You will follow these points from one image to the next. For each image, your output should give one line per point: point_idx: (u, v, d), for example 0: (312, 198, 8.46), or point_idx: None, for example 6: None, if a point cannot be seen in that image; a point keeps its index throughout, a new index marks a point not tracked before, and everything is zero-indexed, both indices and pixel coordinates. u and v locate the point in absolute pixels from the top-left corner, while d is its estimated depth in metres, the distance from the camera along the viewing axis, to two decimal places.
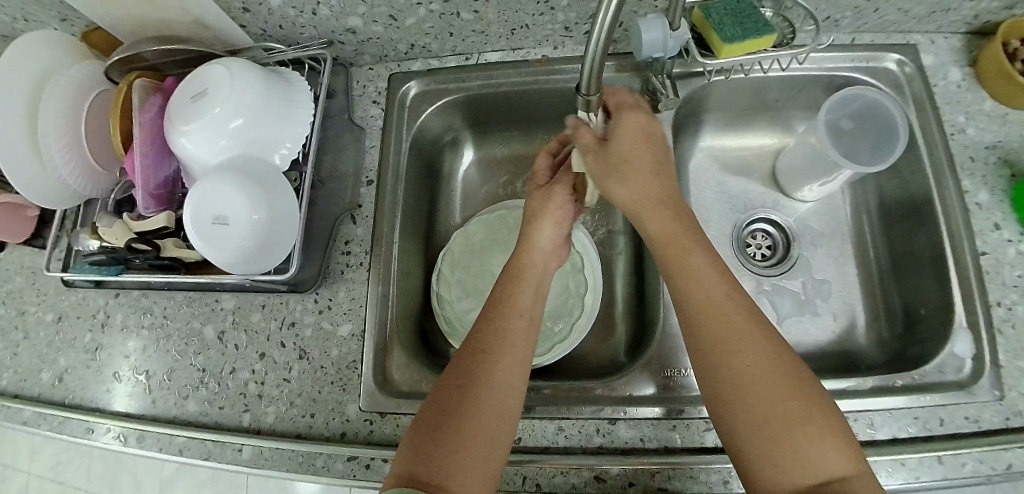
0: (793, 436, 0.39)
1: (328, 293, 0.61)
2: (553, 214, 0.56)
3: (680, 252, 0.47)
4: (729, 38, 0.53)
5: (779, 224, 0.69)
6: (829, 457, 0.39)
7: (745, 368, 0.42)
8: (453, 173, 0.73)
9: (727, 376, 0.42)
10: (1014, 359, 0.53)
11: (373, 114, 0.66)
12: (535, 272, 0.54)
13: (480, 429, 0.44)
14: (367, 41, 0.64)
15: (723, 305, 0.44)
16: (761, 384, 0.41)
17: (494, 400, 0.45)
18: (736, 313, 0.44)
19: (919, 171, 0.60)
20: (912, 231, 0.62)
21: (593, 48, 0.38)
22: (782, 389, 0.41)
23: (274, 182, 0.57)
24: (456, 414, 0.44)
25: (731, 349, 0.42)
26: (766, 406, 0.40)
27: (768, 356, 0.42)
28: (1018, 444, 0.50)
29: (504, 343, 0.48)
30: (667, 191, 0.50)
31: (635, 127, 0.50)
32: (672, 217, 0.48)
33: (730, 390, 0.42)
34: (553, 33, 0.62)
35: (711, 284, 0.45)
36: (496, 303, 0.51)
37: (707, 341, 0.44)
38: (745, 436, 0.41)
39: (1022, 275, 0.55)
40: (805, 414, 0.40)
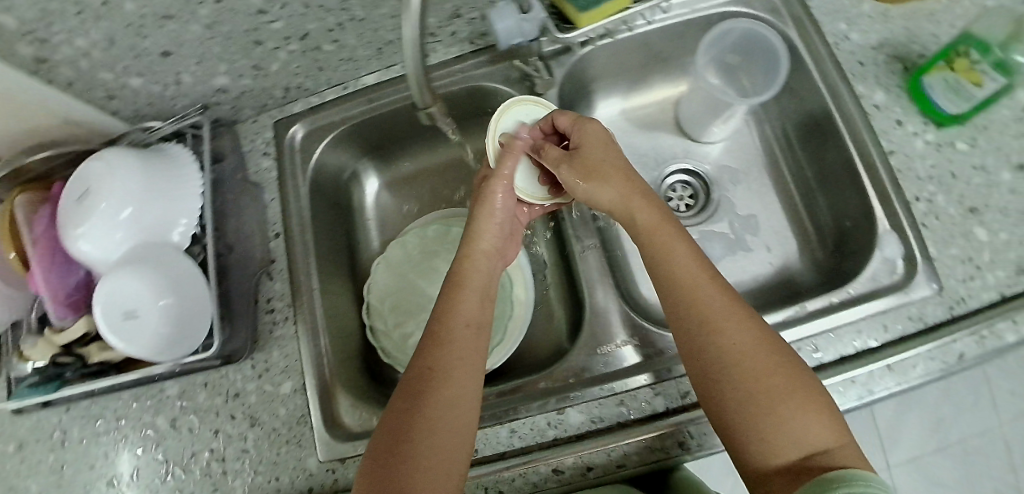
0: (776, 410, 0.41)
1: (262, 356, 0.60)
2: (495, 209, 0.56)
3: (662, 246, 0.49)
4: (581, 7, 0.53)
5: (696, 172, 0.68)
6: (812, 429, 0.40)
7: (729, 340, 0.44)
8: (364, 201, 0.72)
9: (714, 358, 0.44)
10: (944, 249, 0.53)
11: (266, 167, 0.64)
12: (476, 276, 0.53)
13: (436, 452, 0.43)
14: (242, 96, 0.63)
15: (707, 291, 0.46)
16: (741, 363, 0.43)
17: (441, 422, 0.44)
18: (719, 293, 0.46)
19: (811, 85, 0.59)
20: (820, 147, 0.61)
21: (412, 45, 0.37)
22: (766, 366, 0.42)
23: (178, 262, 0.56)
24: (406, 441, 0.43)
25: (712, 326, 0.44)
26: (749, 382, 0.42)
27: (752, 333, 0.44)
28: (964, 333, 0.50)
29: (449, 359, 0.47)
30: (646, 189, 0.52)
31: (600, 137, 0.53)
32: (655, 210, 0.51)
33: (717, 370, 0.43)
34: (422, 41, 0.60)
35: (690, 269, 0.47)
36: (438, 318, 0.51)
37: (696, 324, 0.45)
38: (731, 408, 0.42)
39: (933, 165, 0.55)
40: (786, 387, 0.41)
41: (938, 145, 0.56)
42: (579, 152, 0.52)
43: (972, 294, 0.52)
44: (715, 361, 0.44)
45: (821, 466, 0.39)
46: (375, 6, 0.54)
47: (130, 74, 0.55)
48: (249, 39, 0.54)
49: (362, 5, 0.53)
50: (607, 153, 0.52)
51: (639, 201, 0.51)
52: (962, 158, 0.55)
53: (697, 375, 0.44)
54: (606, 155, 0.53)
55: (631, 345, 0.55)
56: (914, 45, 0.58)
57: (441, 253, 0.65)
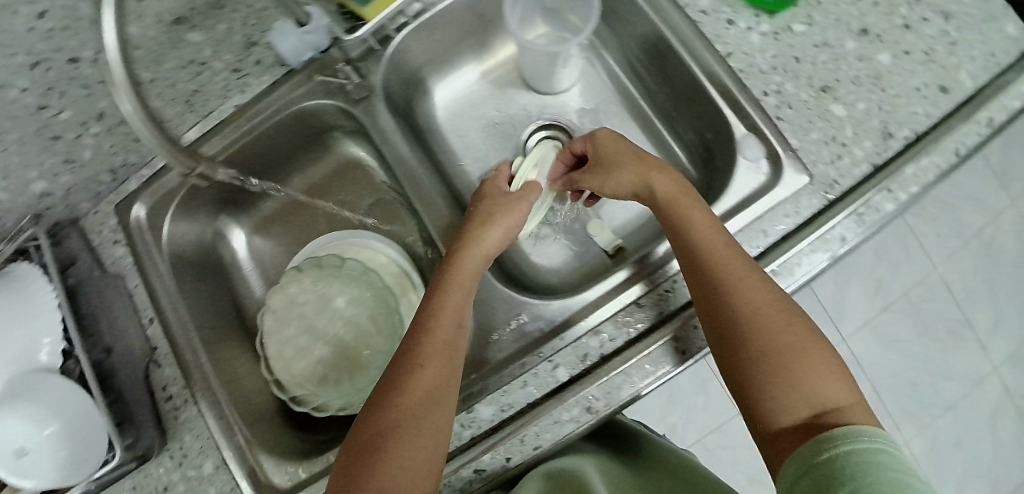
0: (796, 367, 0.41)
1: (177, 444, 0.58)
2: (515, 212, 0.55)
3: (688, 214, 0.49)
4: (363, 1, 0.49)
5: (558, 123, 0.65)
6: (829, 387, 0.41)
7: (750, 298, 0.43)
8: (236, 257, 0.70)
9: (744, 316, 0.43)
10: (805, 136, 0.51)
11: (120, 254, 0.61)
12: (468, 276, 0.51)
13: (408, 461, 0.41)
14: (68, 192, 0.59)
15: (735, 253, 0.46)
16: (768, 321, 0.43)
17: (419, 428, 0.42)
18: (739, 255, 0.46)
19: (634, 8, 0.57)
20: (663, 69, 0.59)
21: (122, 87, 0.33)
22: (786, 327, 0.43)
23: (53, 382, 0.53)
24: (377, 450, 0.41)
25: (733, 284, 0.44)
26: (772, 340, 0.42)
27: (775, 296, 0.44)
28: (839, 217, 0.49)
29: (436, 358, 0.46)
30: (666, 168, 0.53)
31: (612, 138, 0.56)
32: (678, 183, 0.51)
33: (743, 328, 0.43)
34: (225, 81, 0.55)
35: (711, 231, 0.47)
36: (421, 319, 0.49)
37: (727, 283, 0.44)
38: (750, 368, 0.42)
39: (775, 55, 0.53)
40: (804, 346, 0.42)
41: (774, 34, 0.53)
42: (597, 154, 0.56)
43: (843, 173, 0.50)
44: (738, 321, 0.43)
45: (832, 421, 0.39)
46: (157, 62, 0.48)
47: None
48: (45, 137, 0.51)
49: (145, 65, 0.47)
50: (621, 147, 0.56)
51: (660, 177, 0.52)
52: (800, 40, 0.53)
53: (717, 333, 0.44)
54: (616, 150, 0.56)
55: (521, 323, 0.56)
56: None
57: (324, 284, 0.62)
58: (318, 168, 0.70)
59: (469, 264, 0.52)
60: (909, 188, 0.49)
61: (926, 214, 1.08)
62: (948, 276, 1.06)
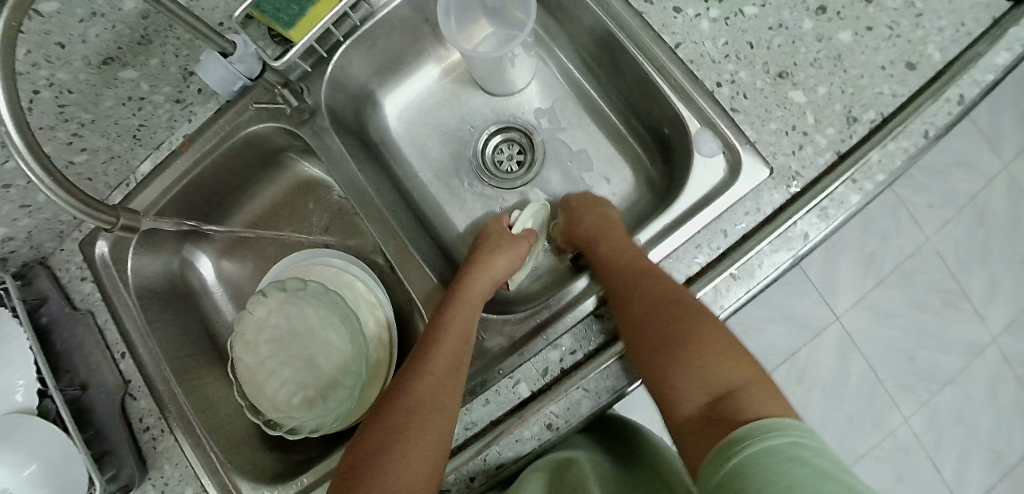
0: (691, 355, 0.42)
1: (157, 473, 0.59)
2: (514, 248, 0.56)
3: (608, 237, 0.53)
4: (286, 25, 0.49)
5: (517, 125, 0.63)
6: (723, 373, 0.41)
7: (652, 293, 0.45)
8: (207, 284, 0.70)
9: (640, 310, 0.45)
10: (764, 127, 0.49)
11: (89, 290, 0.62)
12: (477, 299, 0.52)
13: (407, 478, 0.41)
14: (31, 233, 0.59)
15: (639, 258, 0.49)
16: (660, 312, 0.44)
17: (421, 446, 0.43)
18: (644, 260, 0.49)
19: (578, 3, 0.54)
20: (615, 64, 0.56)
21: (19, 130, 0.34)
22: (681, 314, 0.44)
23: (29, 426, 0.54)
24: (380, 465, 0.42)
25: (638, 284, 0.46)
26: (667, 329, 0.43)
27: (671, 290, 0.45)
28: (798, 215, 0.46)
29: (443, 379, 0.46)
30: (603, 201, 0.58)
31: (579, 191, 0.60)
32: (606, 214, 0.56)
33: (640, 319, 0.45)
34: (170, 112, 0.56)
35: (627, 247, 0.51)
36: (428, 337, 0.49)
37: (627, 285, 0.47)
38: (653, 361, 0.43)
39: (726, 42, 0.50)
40: (699, 333, 0.42)
41: (725, 19, 0.50)
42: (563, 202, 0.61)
43: (807, 166, 0.48)
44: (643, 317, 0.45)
45: (728, 405, 0.39)
46: (96, 100, 0.49)
47: None
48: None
49: (83, 105, 0.49)
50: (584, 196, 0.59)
51: (598, 210, 0.57)
52: (752, 24, 0.50)
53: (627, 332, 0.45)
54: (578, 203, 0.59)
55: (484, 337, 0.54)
56: None
57: (288, 306, 0.61)
58: (276, 185, 0.68)
59: (477, 286, 0.52)
60: (874, 177, 0.47)
61: (917, 186, 1.04)
62: (942, 249, 1.03)
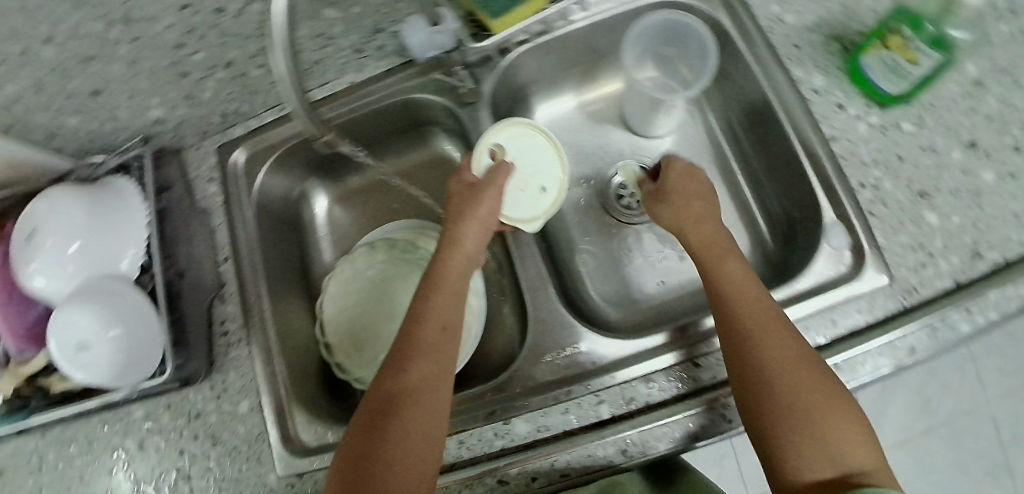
0: (825, 427, 0.42)
1: (220, 376, 0.62)
2: (481, 205, 0.55)
3: (720, 262, 0.51)
4: (495, 13, 0.51)
5: (648, 167, 0.67)
6: (850, 445, 0.42)
7: (780, 352, 0.45)
8: (315, 221, 0.73)
9: (779, 368, 0.44)
10: (895, 237, 0.51)
11: (212, 192, 0.65)
12: (453, 281, 0.53)
13: (416, 449, 0.44)
14: (180, 124, 0.63)
15: (761, 307, 0.47)
16: (797, 377, 0.44)
17: (424, 421, 0.45)
18: (767, 308, 0.47)
19: (748, 73, 0.57)
20: (765, 139, 0.59)
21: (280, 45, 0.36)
22: (810, 379, 0.43)
23: (131, 290, 0.57)
24: (386, 440, 0.44)
25: (765, 340, 0.45)
26: (801, 395, 0.43)
27: (796, 348, 0.45)
28: (908, 325, 0.49)
29: (427, 360, 0.48)
30: (714, 205, 0.57)
31: (681, 168, 0.59)
32: (719, 229, 0.54)
33: (778, 377, 0.44)
34: (348, 58, 0.60)
35: (749, 288, 0.49)
36: (411, 324, 0.50)
37: (755, 335, 0.46)
38: (776, 424, 0.43)
39: (879, 150, 0.53)
40: (831, 403, 0.43)
41: (884, 127, 0.53)
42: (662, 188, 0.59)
43: (925, 282, 0.50)
44: (767, 376, 0.44)
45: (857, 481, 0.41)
46: (293, 27, 0.54)
47: (64, 111, 0.56)
48: (176, 71, 0.56)
49: (281, 28, 0.53)
50: (695, 184, 0.58)
51: (710, 217, 0.55)
52: (908, 141, 0.53)
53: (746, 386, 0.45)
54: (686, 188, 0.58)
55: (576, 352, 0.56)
56: (853, 24, 0.54)
57: (387, 266, 0.65)
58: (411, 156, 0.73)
59: (454, 271, 0.53)
60: (988, 312, 0.48)
61: (990, 344, 1.03)
62: (997, 412, 1.02)
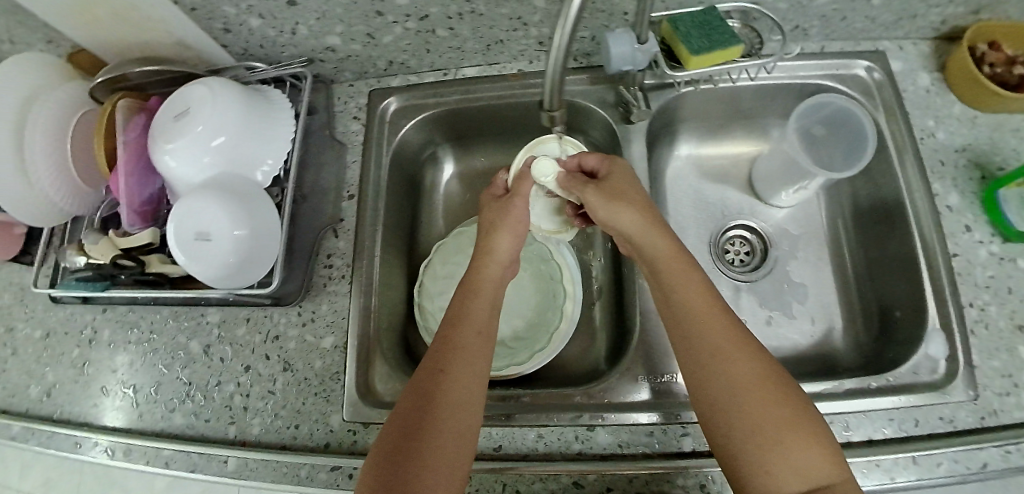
0: (783, 444, 0.41)
1: (311, 306, 0.63)
2: (516, 215, 0.55)
3: (673, 277, 0.49)
4: (695, 50, 0.54)
5: (756, 229, 0.71)
6: (817, 464, 0.41)
7: (739, 374, 0.44)
8: (434, 185, 0.75)
9: (720, 394, 0.44)
10: (987, 360, 0.54)
11: (353, 130, 0.67)
12: (489, 285, 0.52)
13: (452, 448, 0.43)
14: (346, 58, 0.65)
15: (733, 326, 0.46)
16: (756, 393, 0.43)
17: (459, 422, 0.44)
18: (729, 329, 0.46)
19: (889, 175, 0.60)
20: (885, 236, 0.62)
21: (557, 52, 0.37)
22: (767, 402, 0.43)
23: (258, 197, 0.58)
24: (423, 437, 0.43)
25: (727, 360, 0.45)
26: (764, 416, 0.42)
27: (761, 368, 0.44)
28: (987, 442, 0.51)
29: (462, 359, 0.47)
30: (661, 216, 0.52)
31: (625, 173, 0.55)
32: (671, 236, 0.51)
33: (722, 402, 0.44)
34: (528, 48, 0.63)
35: (702, 307, 0.47)
36: (448, 325, 0.49)
37: (698, 356, 0.45)
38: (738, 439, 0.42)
39: (993, 276, 0.56)
40: (800, 425, 0.42)
41: (1003, 258, 0.56)
42: (607, 178, 0.54)
43: (1007, 410, 0.53)
44: (722, 392, 0.44)
45: None
46: (498, 4, 0.56)
47: (253, 13, 0.57)
48: (372, 9, 0.56)
49: (487, 2, 0.55)
50: (633, 185, 0.53)
51: (658, 226, 0.51)
52: (1020, 276, 0.56)
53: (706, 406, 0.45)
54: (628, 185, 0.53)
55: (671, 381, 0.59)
56: (997, 158, 0.59)
57: None
58: None
59: (480, 278, 0.52)
60: None
61: None
62: None
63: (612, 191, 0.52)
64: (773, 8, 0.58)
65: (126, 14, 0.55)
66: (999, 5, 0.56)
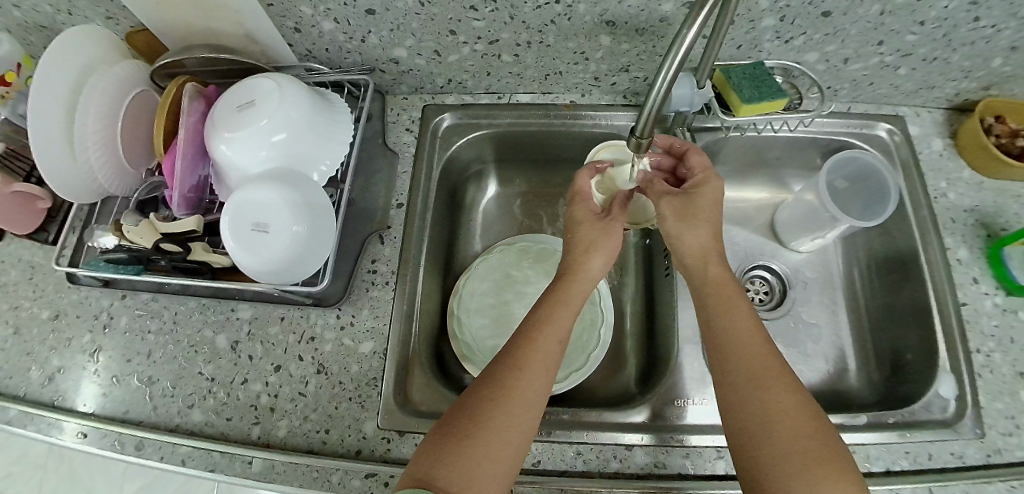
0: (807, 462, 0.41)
1: (351, 309, 0.62)
2: (611, 238, 0.55)
3: (724, 302, 0.50)
4: (746, 99, 0.58)
5: (777, 272, 0.74)
6: (838, 483, 0.40)
7: (772, 396, 0.44)
8: (475, 201, 0.77)
9: (746, 402, 0.44)
10: (993, 401, 0.57)
11: (406, 141, 0.70)
12: (577, 299, 0.52)
13: (498, 451, 0.43)
14: (407, 72, 0.67)
15: (769, 352, 0.47)
16: (780, 407, 0.43)
17: (514, 431, 0.44)
18: (766, 354, 0.47)
19: (906, 227, 0.66)
20: (898, 283, 0.67)
21: (669, 65, 0.42)
22: (796, 428, 0.42)
23: (314, 194, 0.57)
24: (473, 433, 0.43)
25: (759, 380, 0.45)
26: (788, 434, 0.42)
27: (795, 396, 0.44)
28: (999, 478, 0.53)
29: (539, 363, 0.47)
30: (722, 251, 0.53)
31: (715, 198, 0.53)
32: (723, 267, 0.52)
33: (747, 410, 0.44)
34: (583, 82, 0.67)
35: (745, 329, 0.48)
36: (528, 330, 0.49)
37: (734, 373, 0.46)
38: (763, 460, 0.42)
39: (997, 325, 0.60)
40: (825, 450, 0.42)
41: (1005, 309, 0.61)
42: (692, 191, 0.54)
43: (1011, 449, 0.55)
44: (753, 412, 0.44)
45: None
46: (567, 37, 0.59)
47: (329, 17, 0.59)
48: (447, 27, 0.58)
49: (557, 34, 0.58)
50: (713, 212, 0.53)
51: (714, 256, 0.52)
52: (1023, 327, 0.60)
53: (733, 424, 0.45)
54: (709, 208, 0.53)
55: (685, 405, 0.60)
56: (1000, 220, 0.65)
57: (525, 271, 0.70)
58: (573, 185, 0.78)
59: (575, 289, 0.52)
60: None
61: None
62: None
63: (682, 206, 0.53)
64: (812, 68, 0.63)
65: (202, 2, 0.56)
66: (1005, 84, 0.64)
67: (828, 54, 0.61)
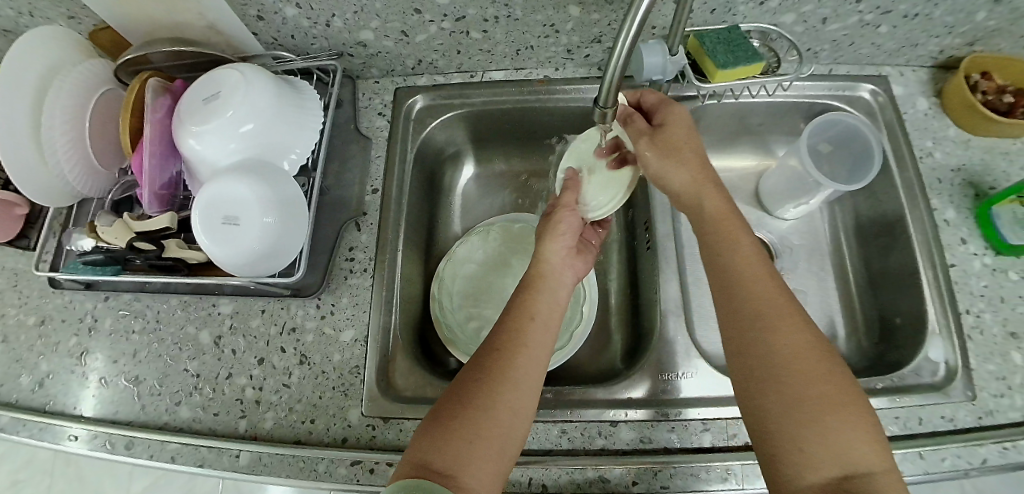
0: (823, 419, 0.40)
1: (331, 298, 0.62)
2: (560, 233, 0.56)
3: (724, 233, 0.49)
4: (722, 64, 0.56)
5: (764, 240, 0.73)
6: (848, 428, 0.40)
7: (782, 338, 0.43)
8: (454, 184, 0.77)
9: (757, 358, 0.43)
10: (984, 363, 0.56)
11: (378, 125, 0.69)
12: (550, 283, 0.53)
13: (503, 423, 0.43)
14: (377, 55, 0.66)
15: (778, 291, 0.46)
16: (794, 364, 0.42)
17: (520, 402, 0.44)
18: (775, 296, 0.45)
19: (892, 190, 0.64)
20: (886, 247, 0.66)
21: (629, 30, 0.40)
22: (810, 375, 0.41)
23: (283, 182, 0.56)
24: (475, 412, 0.43)
25: (769, 322, 0.44)
26: (800, 383, 0.41)
27: (811, 347, 0.43)
28: (989, 440, 0.53)
29: (524, 346, 0.47)
30: (717, 178, 0.52)
31: (683, 120, 0.54)
32: (721, 199, 0.51)
33: (761, 366, 0.43)
34: (556, 55, 0.65)
35: (751, 266, 0.47)
36: (517, 309, 0.50)
37: (741, 313, 0.45)
38: (772, 406, 0.41)
39: (987, 285, 0.59)
40: (838, 397, 0.41)
41: (995, 269, 0.60)
42: (661, 130, 0.53)
43: (1003, 410, 0.54)
44: (761, 356, 0.43)
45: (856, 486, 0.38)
46: (534, 10, 0.57)
47: (290, 2, 0.57)
48: (410, 6, 0.57)
49: (524, 7, 0.57)
50: (689, 135, 0.53)
51: (709, 188, 0.52)
52: (1012, 286, 0.59)
53: (739, 367, 0.44)
54: (684, 136, 0.53)
55: (673, 379, 0.58)
56: (988, 178, 0.63)
57: (505, 253, 0.70)
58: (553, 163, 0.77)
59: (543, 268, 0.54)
60: None
61: None
62: None
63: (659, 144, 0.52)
64: (789, 30, 0.62)
65: None
66: (990, 38, 0.62)
67: (805, 14, 0.59)
